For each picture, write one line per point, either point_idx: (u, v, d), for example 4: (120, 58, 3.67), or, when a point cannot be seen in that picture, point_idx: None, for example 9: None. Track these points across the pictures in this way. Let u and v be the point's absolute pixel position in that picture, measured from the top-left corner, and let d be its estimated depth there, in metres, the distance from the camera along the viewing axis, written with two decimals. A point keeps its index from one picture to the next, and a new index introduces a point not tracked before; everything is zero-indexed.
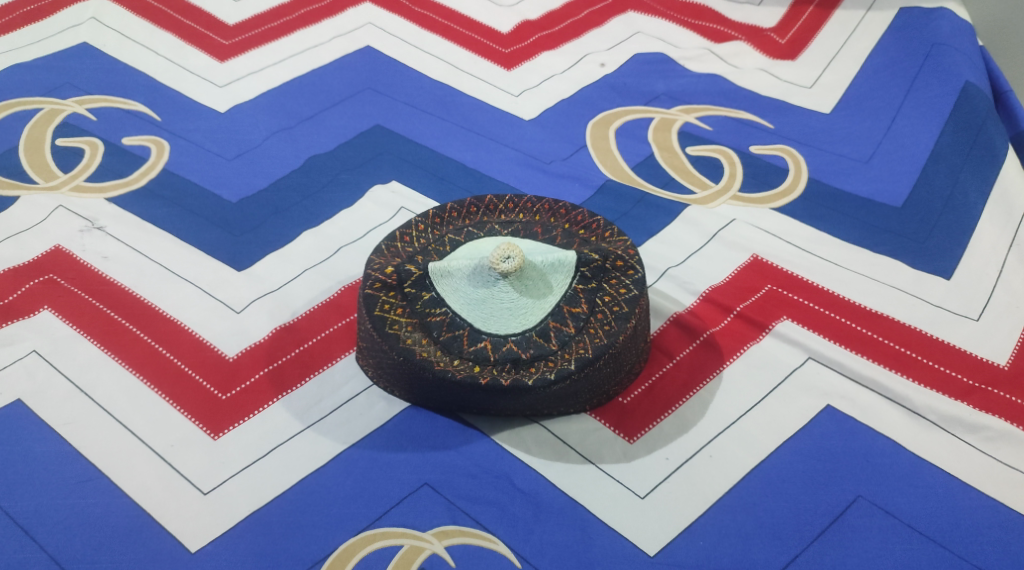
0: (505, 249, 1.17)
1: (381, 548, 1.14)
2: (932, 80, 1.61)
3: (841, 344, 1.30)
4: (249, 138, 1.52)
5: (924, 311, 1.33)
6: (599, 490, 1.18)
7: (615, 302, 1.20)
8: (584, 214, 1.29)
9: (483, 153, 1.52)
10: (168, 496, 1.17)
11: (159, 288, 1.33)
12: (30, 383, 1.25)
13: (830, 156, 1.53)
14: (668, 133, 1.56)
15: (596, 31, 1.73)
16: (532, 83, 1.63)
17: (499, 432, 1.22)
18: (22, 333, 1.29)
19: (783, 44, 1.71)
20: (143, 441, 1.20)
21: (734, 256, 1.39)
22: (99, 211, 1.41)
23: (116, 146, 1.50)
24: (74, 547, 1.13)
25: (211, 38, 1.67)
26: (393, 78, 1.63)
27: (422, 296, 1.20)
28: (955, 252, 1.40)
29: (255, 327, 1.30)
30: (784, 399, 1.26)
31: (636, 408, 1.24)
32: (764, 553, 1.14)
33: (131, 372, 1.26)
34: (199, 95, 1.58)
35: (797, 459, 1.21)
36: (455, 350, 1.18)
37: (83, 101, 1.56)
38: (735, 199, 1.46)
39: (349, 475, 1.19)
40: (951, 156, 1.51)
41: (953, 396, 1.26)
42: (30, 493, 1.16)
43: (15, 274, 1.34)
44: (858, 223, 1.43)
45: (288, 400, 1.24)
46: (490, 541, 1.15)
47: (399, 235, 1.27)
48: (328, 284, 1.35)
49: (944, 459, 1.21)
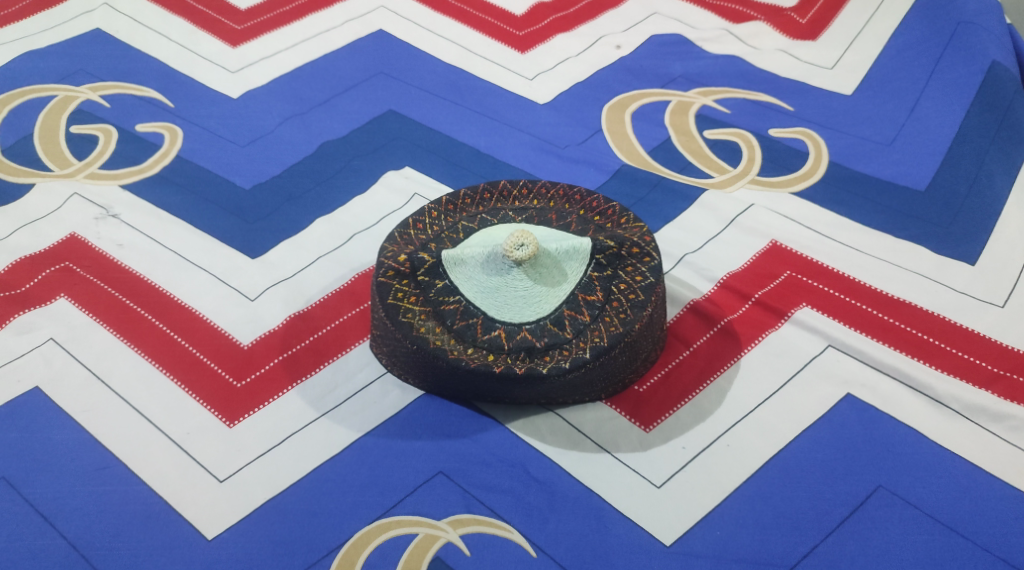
0: (519, 236, 1.16)
1: (395, 537, 1.13)
2: (958, 60, 1.57)
3: (862, 331, 1.28)
4: (261, 125, 1.51)
5: (947, 297, 1.31)
6: (615, 480, 1.17)
7: (630, 290, 1.19)
8: (599, 200, 1.27)
9: (497, 137, 1.50)
10: (185, 484, 1.17)
11: (173, 276, 1.33)
12: (47, 371, 1.25)
13: (852, 138, 1.50)
14: (685, 116, 1.53)
15: (613, 13, 1.71)
16: (547, 66, 1.61)
17: (514, 421, 1.21)
18: (38, 321, 1.29)
19: (804, 24, 1.68)
20: (160, 430, 1.20)
21: (753, 242, 1.37)
22: (114, 198, 1.41)
23: (130, 133, 1.49)
24: (92, 535, 1.13)
25: (223, 23, 1.66)
26: (406, 62, 1.61)
27: (435, 284, 1.19)
28: (980, 236, 1.37)
29: (269, 315, 1.30)
30: (803, 387, 1.24)
31: (652, 397, 1.23)
32: (783, 543, 1.13)
33: (147, 359, 1.26)
34: (212, 80, 1.57)
35: (816, 448, 1.19)
36: (469, 339, 1.17)
37: (97, 88, 1.55)
38: (754, 183, 1.44)
39: (363, 464, 1.18)
40: (976, 138, 1.47)
41: (977, 384, 1.23)
42: (47, 480, 1.17)
43: (31, 262, 1.34)
44: (880, 207, 1.41)
45: (303, 388, 1.24)
46: (505, 530, 1.14)
47: (412, 222, 1.25)
48: (341, 271, 1.34)
49: (967, 449, 1.19)
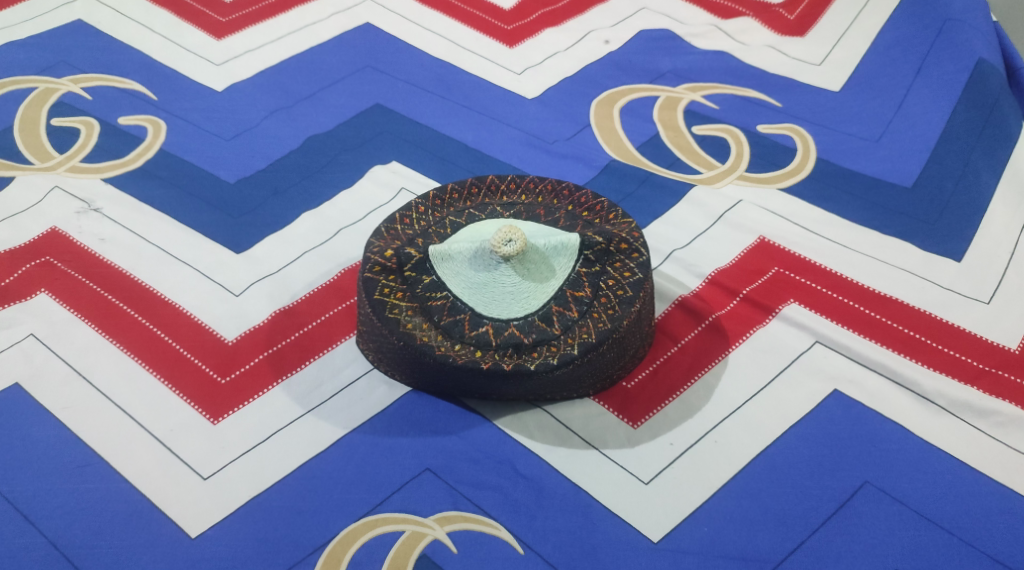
0: (507, 232, 1.15)
1: (381, 534, 1.12)
2: (945, 57, 1.58)
3: (849, 328, 1.28)
4: (246, 118, 1.50)
5: (934, 294, 1.31)
6: (603, 477, 1.17)
7: (619, 286, 1.18)
8: (588, 195, 1.26)
9: (485, 132, 1.49)
10: (169, 481, 1.16)
11: (157, 271, 1.32)
12: (28, 367, 1.23)
13: (839, 135, 1.50)
14: (673, 112, 1.53)
15: (601, 8, 1.70)
16: (535, 60, 1.60)
17: (501, 417, 1.21)
18: (19, 316, 1.27)
19: (792, 20, 1.67)
20: (143, 427, 1.19)
21: (740, 238, 1.36)
22: (96, 192, 1.39)
23: (112, 125, 1.47)
24: (74, 533, 1.12)
25: (208, 16, 1.64)
26: (393, 56, 1.60)
27: (423, 279, 1.18)
28: (967, 233, 1.37)
29: (254, 311, 1.28)
30: (791, 383, 1.24)
31: (640, 393, 1.22)
32: (771, 539, 1.13)
33: (129, 356, 1.24)
34: (196, 73, 1.56)
35: (804, 444, 1.19)
36: (456, 335, 1.16)
37: (79, 80, 1.53)
38: (742, 179, 1.44)
39: (349, 460, 1.17)
40: (962, 136, 1.48)
41: (964, 380, 1.23)
42: (28, 477, 1.15)
43: (11, 257, 1.32)
44: (867, 204, 1.41)
45: (288, 384, 1.23)
46: (493, 527, 1.13)
47: (399, 217, 1.24)
48: (327, 266, 1.33)
49: (953, 445, 1.19)
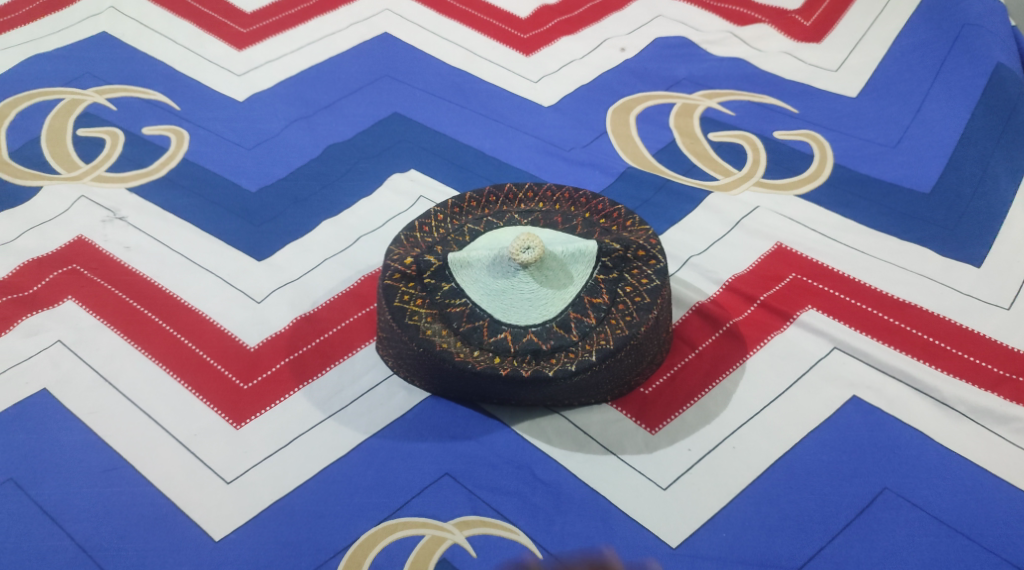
0: (525, 239, 1.16)
1: (402, 538, 1.14)
2: (963, 62, 1.57)
3: (867, 334, 1.28)
4: (267, 128, 1.52)
5: (953, 299, 1.31)
6: (621, 482, 1.18)
7: (636, 293, 1.19)
8: (605, 202, 1.27)
9: (502, 140, 1.51)
10: (193, 486, 1.17)
11: (180, 278, 1.34)
12: (55, 373, 1.25)
13: (856, 141, 1.50)
14: (690, 119, 1.53)
15: (617, 15, 1.71)
16: (552, 68, 1.61)
17: (520, 423, 1.22)
18: (46, 323, 1.29)
19: (809, 26, 1.68)
20: (168, 432, 1.21)
21: (758, 244, 1.37)
22: (121, 201, 1.42)
23: (136, 136, 1.50)
24: (100, 536, 1.14)
25: (229, 27, 1.67)
26: (411, 65, 1.62)
27: (441, 286, 1.20)
28: (986, 238, 1.37)
29: (276, 318, 1.30)
30: (809, 389, 1.24)
31: (658, 399, 1.23)
32: (789, 544, 1.13)
33: (154, 361, 1.26)
34: (218, 84, 1.58)
35: (822, 450, 1.19)
36: (475, 341, 1.17)
37: (103, 91, 1.56)
38: (759, 185, 1.44)
39: (370, 465, 1.19)
40: (980, 141, 1.48)
41: (983, 386, 1.24)
42: (55, 481, 1.17)
43: (38, 264, 1.35)
44: (885, 210, 1.41)
45: (310, 390, 1.24)
46: (512, 532, 1.14)
47: (418, 225, 1.26)
48: (347, 273, 1.35)
49: (973, 451, 1.19)
